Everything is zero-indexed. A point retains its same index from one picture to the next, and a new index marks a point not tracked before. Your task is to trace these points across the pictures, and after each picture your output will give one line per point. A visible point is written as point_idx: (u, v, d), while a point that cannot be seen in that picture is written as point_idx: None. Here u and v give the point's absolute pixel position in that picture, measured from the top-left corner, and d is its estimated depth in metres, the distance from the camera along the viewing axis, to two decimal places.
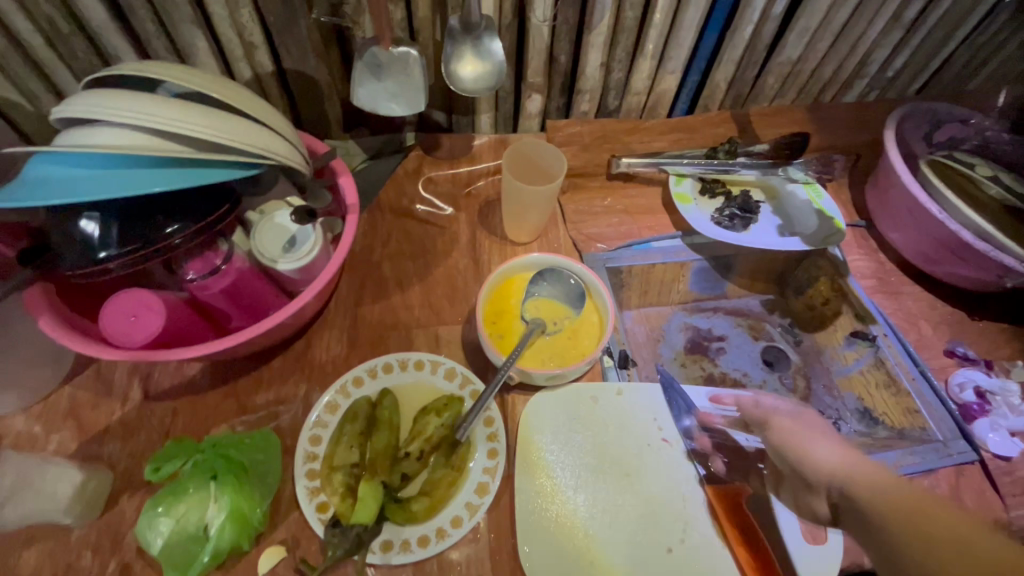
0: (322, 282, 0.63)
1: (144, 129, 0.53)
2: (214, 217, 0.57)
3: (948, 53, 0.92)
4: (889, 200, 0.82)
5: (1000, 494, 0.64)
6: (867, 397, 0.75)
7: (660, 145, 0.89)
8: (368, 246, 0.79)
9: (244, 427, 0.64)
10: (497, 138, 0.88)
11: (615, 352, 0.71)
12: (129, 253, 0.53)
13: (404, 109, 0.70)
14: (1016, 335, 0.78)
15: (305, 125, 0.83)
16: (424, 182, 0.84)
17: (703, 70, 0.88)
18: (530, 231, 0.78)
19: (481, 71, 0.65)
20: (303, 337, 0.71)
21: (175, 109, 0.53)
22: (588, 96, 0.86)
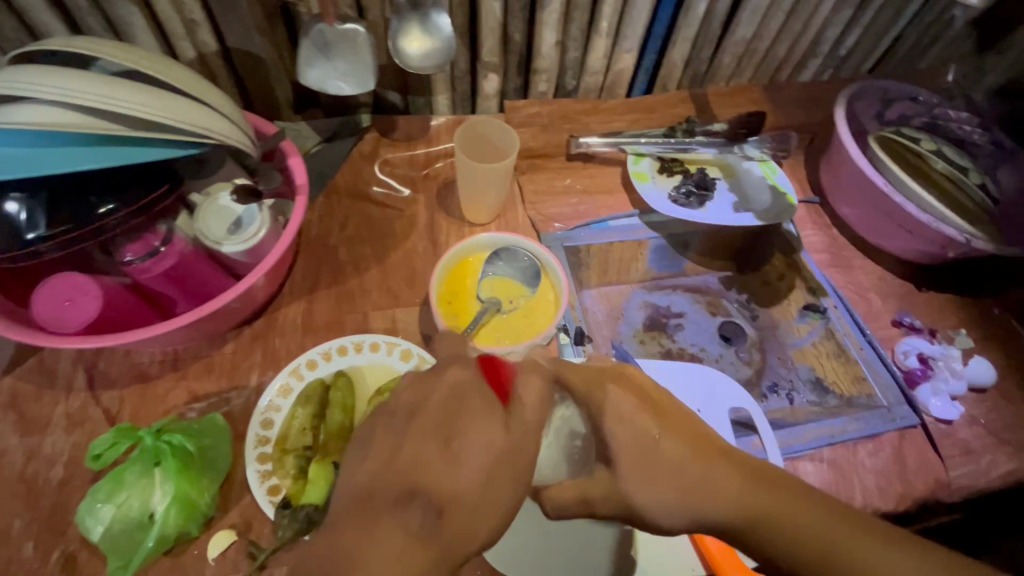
0: (271, 262, 0.62)
1: (71, 105, 0.51)
2: (151, 197, 0.56)
3: (897, 32, 0.94)
4: (840, 176, 0.84)
5: (941, 455, 0.67)
6: (819, 367, 0.78)
7: (618, 124, 0.89)
8: (324, 230, 0.77)
9: (195, 414, 0.63)
10: (455, 119, 0.87)
11: (571, 330, 0.71)
12: (58, 235, 0.52)
13: (352, 88, 0.69)
14: (960, 304, 0.81)
15: (256, 108, 0.81)
16: (381, 164, 0.83)
17: (659, 49, 0.88)
18: (487, 212, 0.78)
19: (428, 47, 0.64)
20: (255, 322, 0.70)
21: (101, 84, 0.51)
22: (545, 75, 0.86)
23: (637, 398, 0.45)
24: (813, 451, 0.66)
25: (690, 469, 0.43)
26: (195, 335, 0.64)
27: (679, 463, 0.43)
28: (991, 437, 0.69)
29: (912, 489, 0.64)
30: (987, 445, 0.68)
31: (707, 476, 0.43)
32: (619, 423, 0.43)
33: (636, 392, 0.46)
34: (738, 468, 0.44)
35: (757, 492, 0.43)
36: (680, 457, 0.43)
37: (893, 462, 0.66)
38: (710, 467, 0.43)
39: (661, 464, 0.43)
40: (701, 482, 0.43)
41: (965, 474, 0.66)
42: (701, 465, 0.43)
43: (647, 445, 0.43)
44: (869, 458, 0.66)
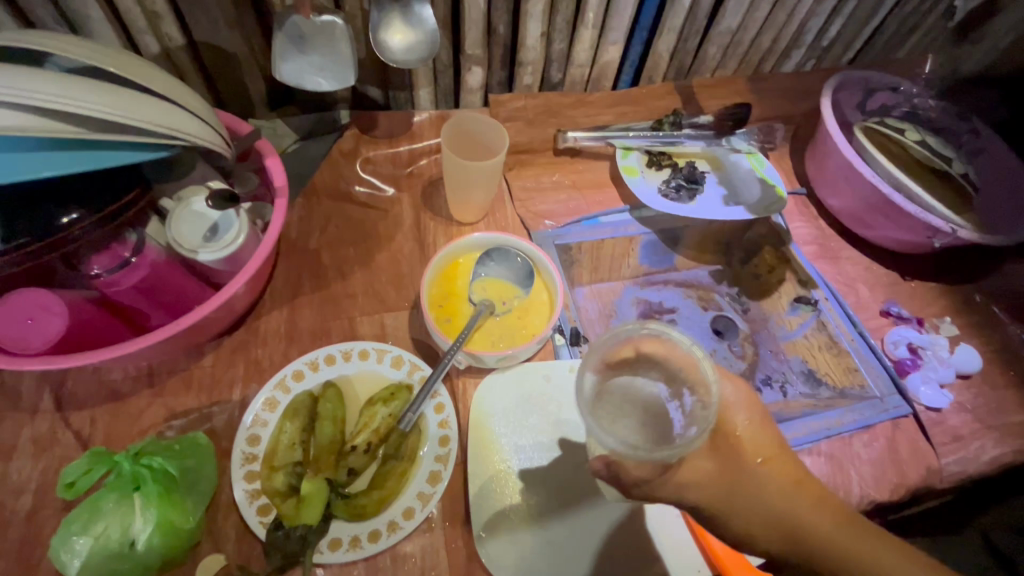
0: (250, 270, 0.58)
1: None
2: (118, 204, 0.52)
3: (878, 22, 0.95)
4: (827, 167, 0.84)
5: (933, 443, 0.68)
6: (812, 359, 0.77)
7: (605, 118, 0.88)
8: (305, 233, 0.74)
9: (175, 433, 0.59)
10: (438, 114, 0.84)
11: (567, 330, 0.70)
12: (20, 248, 0.48)
13: (331, 85, 0.65)
14: (944, 292, 0.82)
15: (227, 105, 0.77)
16: (363, 162, 0.80)
17: (645, 41, 0.87)
18: (475, 210, 0.76)
19: (411, 40, 0.61)
20: (236, 333, 0.66)
21: (56, 83, 0.46)
22: (530, 68, 0.84)
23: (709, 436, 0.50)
24: (811, 445, 0.66)
25: (778, 500, 0.48)
26: (172, 349, 0.60)
27: (781, 493, 0.48)
28: (978, 422, 0.70)
29: (906, 477, 0.65)
30: (975, 431, 0.69)
31: (805, 506, 0.48)
32: (725, 445, 0.49)
33: (746, 420, 0.50)
34: (824, 500, 0.48)
35: (835, 521, 0.47)
36: (779, 495, 0.48)
37: (887, 451, 0.66)
38: (812, 502, 0.48)
39: (756, 486, 0.48)
40: (789, 512, 0.48)
41: (955, 461, 0.67)
42: (809, 500, 0.48)
43: (755, 466, 0.49)
44: (864, 449, 0.66)
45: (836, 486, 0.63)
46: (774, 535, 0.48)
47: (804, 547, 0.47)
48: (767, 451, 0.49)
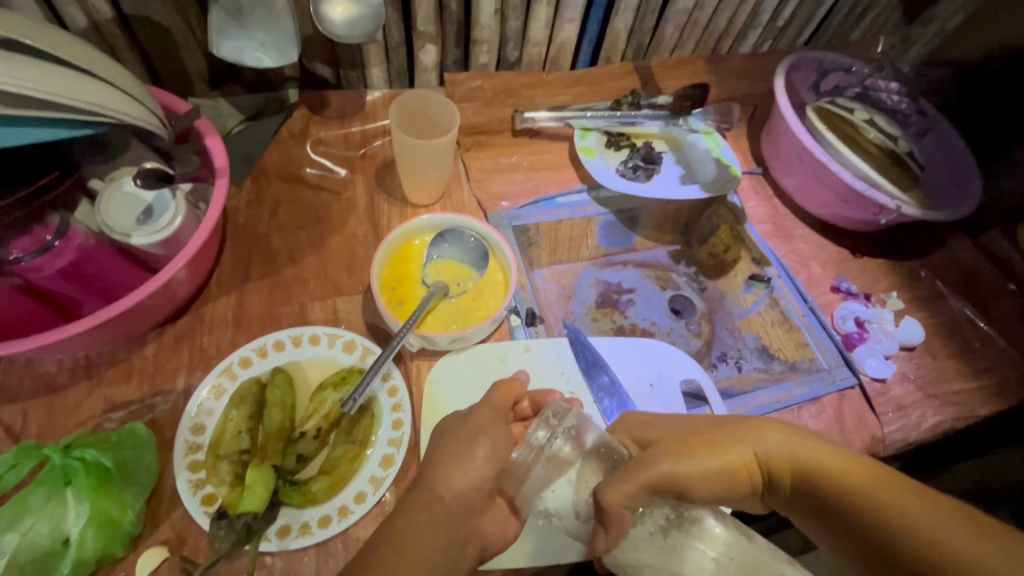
0: (188, 253, 0.57)
1: None
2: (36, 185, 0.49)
3: (832, 3, 0.96)
4: (781, 147, 0.85)
5: (877, 413, 0.70)
6: (765, 335, 0.79)
7: (564, 98, 0.87)
8: (253, 217, 0.72)
9: (114, 424, 0.57)
10: (391, 94, 0.82)
11: (522, 311, 0.69)
12: None
13: (273, 61, 0.63)
14: (891, 268, 0.84)
15: (166, 84, 0.73)
16: (313, 143, 0.77)
17: (602, 19, 0.86)
18: (430, 192, 0.74)
19: (354, 13, 0.59)
20: (179, 320, 0.64)
21: None
22: (486, 47, 0.82)
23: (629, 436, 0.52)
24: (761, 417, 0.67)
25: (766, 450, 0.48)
26: (109, 338, 0.58)
27: (768, 449, 0.48)
28: (920, 392, 0.73)
29: (851, 446, 0.67)
30: (917, 400, 0.72)
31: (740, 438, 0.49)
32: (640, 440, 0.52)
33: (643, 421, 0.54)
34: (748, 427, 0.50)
35: (819, 450, 0.47)
36: (772, 447, 0.48)
37: (833, 422, 0.68)
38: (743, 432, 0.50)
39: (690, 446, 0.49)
40: (791, 461, 0.47)
41: (897, 429, 0.69)
42: (795, 463, 0.47)
43: (728, 434, 0.50)
44: (813, 420, 0.68)
45: None
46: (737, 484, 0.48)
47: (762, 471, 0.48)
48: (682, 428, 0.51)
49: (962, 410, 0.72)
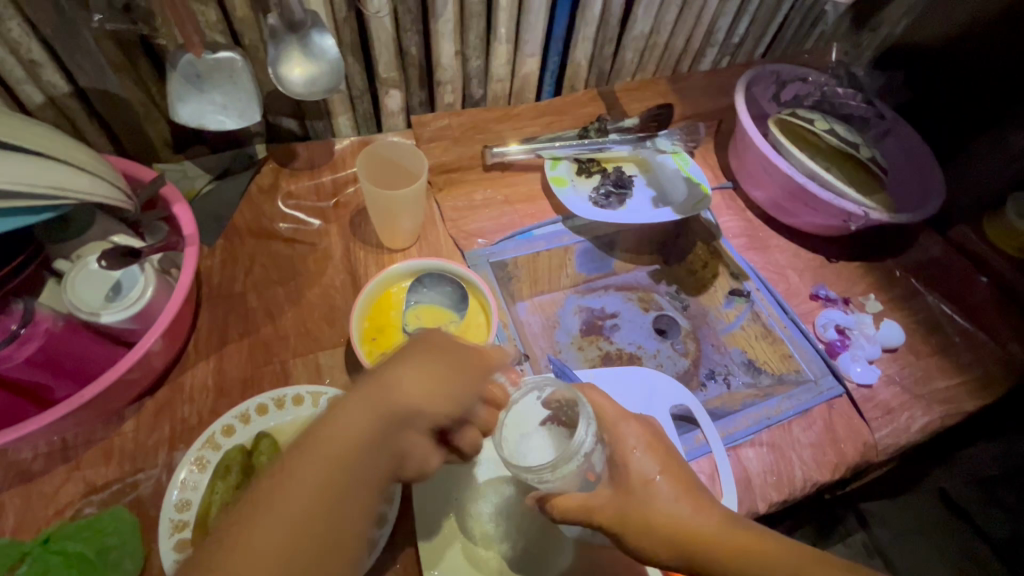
0: (165, 322, 0.57)
1: None
2: (13, 265, 0.52)
3: (783, 17, 0.99)
4: (748, 161, 0.86)
5: (867, 420, 0.70)
6: (750, 349, 0.80)
7: (531, 130, 0.89)
8: (229, 276, 0.71)
9: (95, 508, 0.56)
10: (360, 140, 0.82)
11: (507, 349, 0.69)
12: None
13: (236, 123, 0.63)
14: (868, 270, 0.86)
15: (128, 150, 0.73)
16: (284, 197, 0.77)
17: (563, 51, 0.88)
18: (404, 237, 0.74)
19: (312, 72, 0.60)
20: (159, 391, 0.63)
21: None
22: (449, 87, 0.83)
23: (659, 452, 0.52)
24: (753, 436, 0.67)
25: (654, 514, 0.48)
26: (85, 420, 0.56)
27: (660, 511, 0.48)
28: (907, 394, 0.73)
29: (845, 456, 0.67)
30: (905, 402, 0.72)
31: (665, 501, 0.49)
32: (620, 472, 0.51)
33: (645, 452, 0.51)
34: (680, 483, 0.50)
35: (715, 522, 0.48)
36: (664, 515, 0.48)
37: (825, 434, 0.68)
38: (661, 501, 0.49)
39: (645, 504, 0.49)
40: (653, 524, 0.48)
41: (888, 434, 0.70)
42: (682, 494, 0.49)
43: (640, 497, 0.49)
44: (803, 434, 0.68)
45: (780, 475, 0.65)
46: (661, 545, 0.47)
47: (667, 538, 0.47)
48: (654, 468, 0.50)
49: (948, 408, 0.73)
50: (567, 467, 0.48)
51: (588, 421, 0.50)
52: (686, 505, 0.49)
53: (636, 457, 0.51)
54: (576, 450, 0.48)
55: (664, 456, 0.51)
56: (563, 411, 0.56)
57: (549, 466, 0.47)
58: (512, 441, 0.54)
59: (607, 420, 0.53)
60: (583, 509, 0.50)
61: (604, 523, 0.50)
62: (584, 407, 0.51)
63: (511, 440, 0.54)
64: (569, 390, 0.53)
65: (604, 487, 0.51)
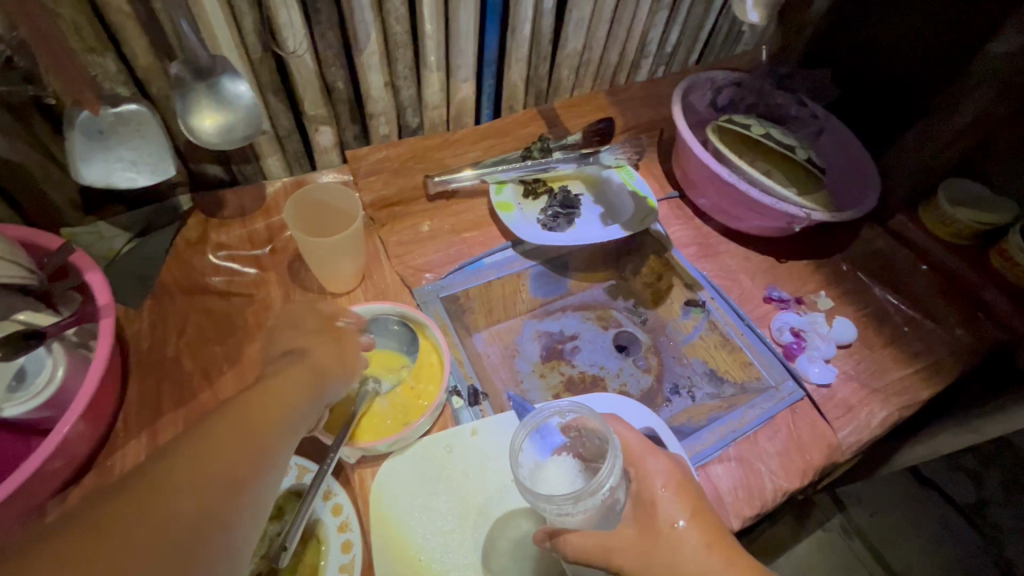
0: (82, 405, 0.52)
1: None
2: None
3: (711, 25, 1.00)
4: (690, 171, 0.86)
5: (829, 420, 0.71)
6: (711, 359, 0.79)
7: (473, 155, 0.87)
8: (157, 339, 0.66)
9: None
10: (293, 181, 0.78)
11: (464, 390, 0.66)
12: None
13: (148, 179, 0.58)
14: (816, 267, 0.87)
15: (32, 215, 0.67)
16: (215, 248, 0.73)
17: (497, 73, 0.86)
18: (347, 279, 0.71)
19: (226, 121, 0.56)
20: (84, 477, 0.57)
21: None
22: (383, 118, 0.80)
23: (685, 492, 0.51)
24: (720, 452, 0.66)
25: (681, 561, 0.47)
26: None
27: (688, 558, 0.47)
28: (864, 389, 0.74)
29: (812, 461, 0.67)
30: (863, 398, 0.73)
31: (692, 547, 0.48)
32: (646, 511, 0.50)
33: (670, 491, 0.51)
34: (703, 529, 0.49)
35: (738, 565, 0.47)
36: (691, 565, 0.47)
37: (791, 440, 0.68)
38: (688, 545, 0.48)
39: (672, 550, 0.48)
40: (680, 571, 0.47)
41: (850, 432, 0.70)
42: (704, 534, 0.49)
43: (668, 542, 0.48)
44: (769, 443, 0.67)
45: (750, 489, 0.64)
46: None
47: None
48: (684, 511, 0.50)
49: (905, 398, 0.74)
50: (591, 501, 0.47)
51: (616, 457, 0.48)
52: (713, 546, 0.48)
53: (661, 495, 0.50)
54: (600, 486, 0.47)
55: (692, 500, 0.51)
56: (582, 441, 0.55)
57: (572, 499, 0.46)
58: (530, 469, 0.53)
59: (633, 455, 0.52)
60: (602, 549, 0.48)
61: (623, 567, 0.47)
62: (613, 441, 0.50)
63: (528, 473, 0.52)
64: (598, 421, 0.52)
65: (626, 528, 0.50)
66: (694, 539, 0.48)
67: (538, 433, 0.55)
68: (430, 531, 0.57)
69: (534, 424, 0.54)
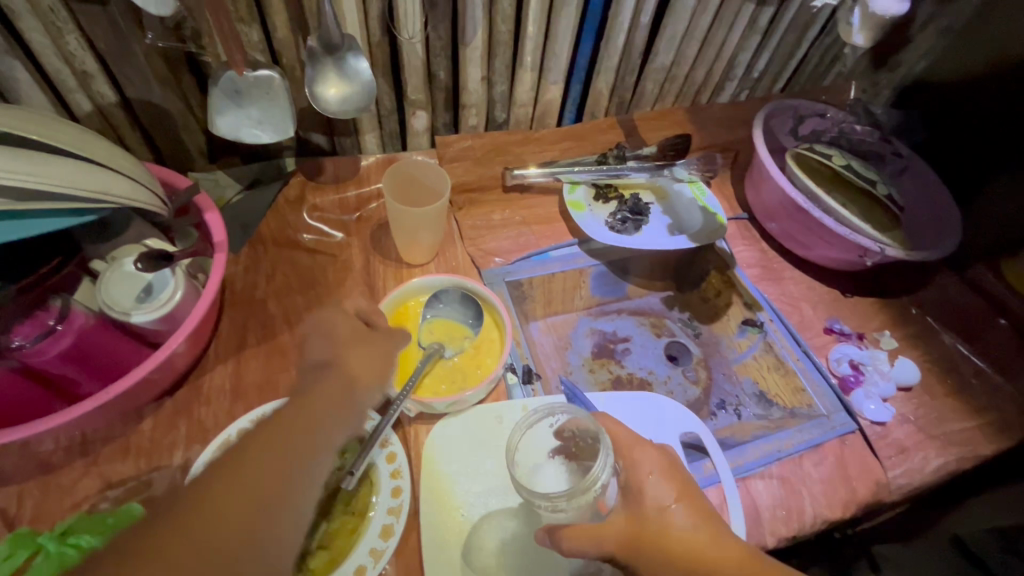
0: (189, 326, 0.59)
1: None
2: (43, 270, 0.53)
3: (802, 55, 1.01)
4: (763, 194, 0.87)
5: (880, 458, 0.69)
6: (762, 380, 0.79)
7: (551, 154, 0.90)
8: (251, 282, 0.73)
9: (110, 504, 0.57)
10: (385, 158, 0.85)
11: (519, 368, 0.69)
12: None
13: (270, 137, 0.65)
14: (882, 306, 0.85)
15: (165, 158, 0.76)
16: (310, 209, 0.80)
17: (585, 79, 0.90)
18: (423, 252, 0.76)
19: (347, 92, 0.62)
20: (177, 392, 0.64)
21: None
22: (474, 110, 0.86)
23: (674, 479, 0.53)
24: (762, 468, 0.66)
25: (668, 540, 0.49)
26: (106, 416, 0.58)
27: (679, 541, 0.49)
28: (921, 433, 0.72)
29: (856, 494, 0.66)
30: (919, 442, 0.71)
31: (681, 530, 0.50)
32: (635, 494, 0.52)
33: (658, 479, 0.52)
34: (708, 525, 0.51)
35: (729, 557, 0.49)
36: (677, 543, 0.49)
37: (837, 469, 0.67)
38: (674, 529, 0.50)
39: (659, 531, 0.50)
40: (671, 557, 0.49)
41: (901, 473, 0.69)
42: (689, 512, 0.51)
43: (648, 523, 0.50)
44: (815, 469, 0.67)
45: (789, 509, 0.64)
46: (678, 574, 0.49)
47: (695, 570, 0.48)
48: (670, 494, 0.51)
49: (964, 450, 0.72)
50: (583, 497, 0.50)
51: (608, 454, 0.51)
52: (695, 530, 0.50)
53: (649, 483, 0.52)
54: (594, 482, 0.49)
55: (679, 482, 0.52)
56: (574, 442, 0.57)
57: (568, 494, 0.48)
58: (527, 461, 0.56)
59: (622, 446, 0.54)
60: (595, 539, 0.49)
61: (616, 551, 0.50)
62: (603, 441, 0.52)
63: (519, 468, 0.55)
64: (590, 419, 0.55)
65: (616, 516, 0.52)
66: (683, 519, 0.50)
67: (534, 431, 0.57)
68: (474, 493, 0.60)
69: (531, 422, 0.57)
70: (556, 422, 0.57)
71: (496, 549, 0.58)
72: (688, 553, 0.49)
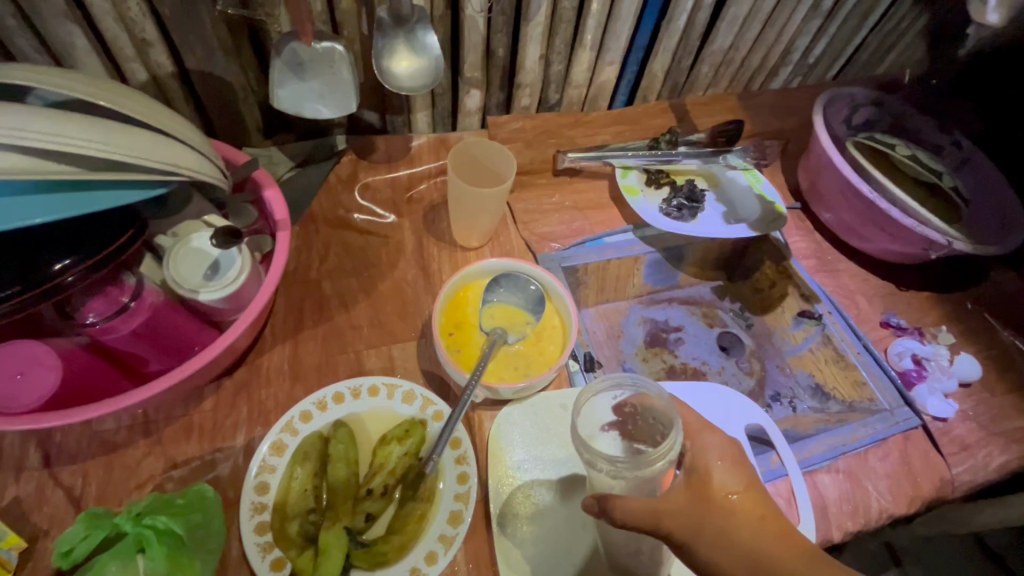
0: (255, 306, 0.57)
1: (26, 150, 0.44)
2: (115, 244, 0.50)
3: (860, 41, 0.98)
4: (821, 183, 0.85)
5: (943, 454, 0.68)
6: (818, 373, 0.78)
7: (602, 137, 0.88)
8: (304, 262, 0.71)
9: (175, 484, 0.56)
10: (436, 138, 0.82)
11: (581, 356, 0.69)
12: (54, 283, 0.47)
13: (331, 112, 0.62)
14: (939, 301, 0.84)
15: (217, 133, 0.74)
16: (361, 189, 0.78)
17: (641, 61, 0.87)
18: (479, 235, 0.74)
19: (416, 66, 0.60)
20: (236, 372, 0.63)
21: (65, 124, 0.44)
22: (528, 90, 0.83)
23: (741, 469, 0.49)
24: (828, 463, 0.65)
25: (734, 528, 0.46)
26: (170, 395, 0.57)
27: (741, 527, 0.46)
28: (983, 431, 0.71)
29: (921, 490, 0.65)
30: (981, 439, 0.70)
31: (747, 523, 0.47)
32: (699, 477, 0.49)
33: (722, 465, 0.49)
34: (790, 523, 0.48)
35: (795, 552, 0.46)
36: (743, 532, 0.46)
37: (901, 465, 0.67)
38: (743, 514, 0.47)
39: (724, 519, 0.46)
40: (731, 538, 0.46)
41: (964, 470, 0.68)
42: (759, 504, 0.48)
43: (712, 506, 0.47)
44: (879, 463, 0.66)
45: (855, 504, 0.63)
46: (738, 562, 0.46)
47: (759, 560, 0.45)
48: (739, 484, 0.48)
49: None
50: (646, 471, 0.46)
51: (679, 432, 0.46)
52: (765, 519, 0.48)
53: (715, 468, 0.49)
54: (662, 458, 0.45)
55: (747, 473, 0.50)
56: (634, 418, 0.52)
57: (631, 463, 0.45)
58: (588, 428, 0.51)
59: (691, 429, 0.50)
60: (652, 514, 0.45)
61: (673, 532, 0.46)
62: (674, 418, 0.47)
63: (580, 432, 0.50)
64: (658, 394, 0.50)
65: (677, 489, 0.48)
66: (754, 511, 0.48)
67: (598, 399, 0.52)
68: (527, 463, 0.60)
69: (594, 390, 0.52)
70: (621, 394, 0.52)
71: (533, 514, 0.58)
72: (750, 540, 0.46)
